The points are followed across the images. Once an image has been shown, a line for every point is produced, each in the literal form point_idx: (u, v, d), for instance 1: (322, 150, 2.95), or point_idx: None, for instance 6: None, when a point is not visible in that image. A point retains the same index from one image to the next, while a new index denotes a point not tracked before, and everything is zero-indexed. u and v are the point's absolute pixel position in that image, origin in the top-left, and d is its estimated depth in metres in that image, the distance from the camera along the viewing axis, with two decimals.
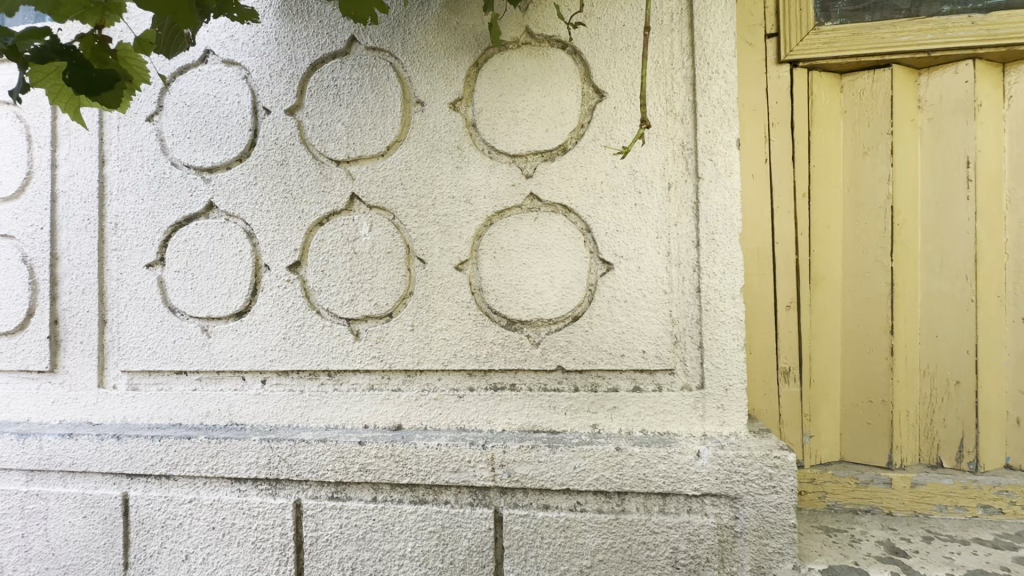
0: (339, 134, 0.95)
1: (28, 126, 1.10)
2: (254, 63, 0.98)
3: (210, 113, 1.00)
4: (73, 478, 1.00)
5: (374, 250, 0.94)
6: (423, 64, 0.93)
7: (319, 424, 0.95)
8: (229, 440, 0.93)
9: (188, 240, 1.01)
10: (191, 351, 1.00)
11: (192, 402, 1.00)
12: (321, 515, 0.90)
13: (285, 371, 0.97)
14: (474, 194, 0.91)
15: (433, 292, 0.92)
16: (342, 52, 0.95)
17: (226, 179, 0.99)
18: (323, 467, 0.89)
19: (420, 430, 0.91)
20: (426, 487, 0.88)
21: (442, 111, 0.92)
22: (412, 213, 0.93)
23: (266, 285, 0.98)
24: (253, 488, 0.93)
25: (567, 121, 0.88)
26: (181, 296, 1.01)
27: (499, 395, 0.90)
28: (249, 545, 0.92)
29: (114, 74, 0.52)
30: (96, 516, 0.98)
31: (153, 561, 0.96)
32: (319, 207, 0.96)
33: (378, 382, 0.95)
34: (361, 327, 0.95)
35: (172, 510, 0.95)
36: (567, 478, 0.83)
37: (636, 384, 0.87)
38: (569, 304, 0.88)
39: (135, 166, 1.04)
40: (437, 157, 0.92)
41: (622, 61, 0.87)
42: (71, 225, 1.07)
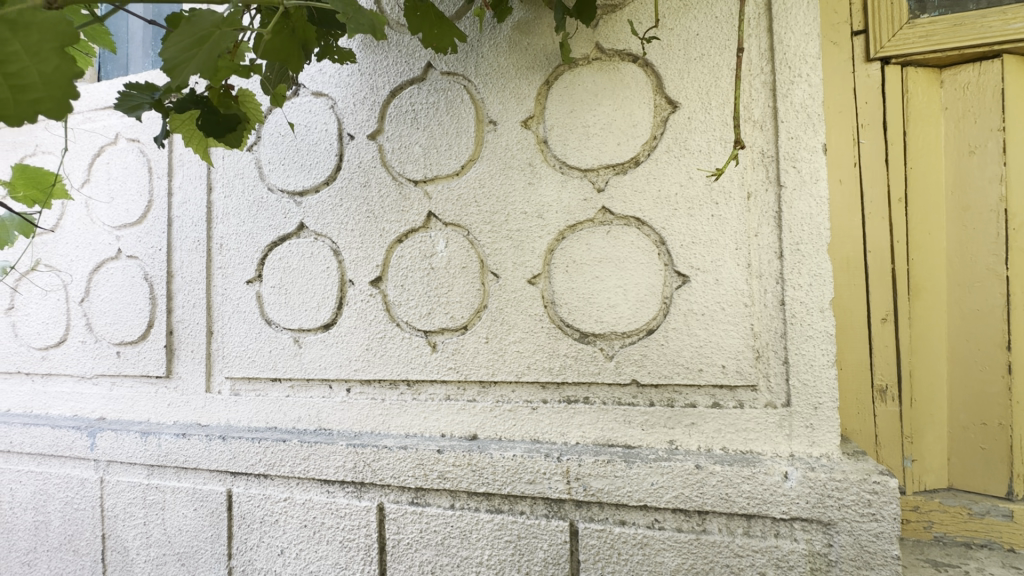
0: (417, 156, 1.00)
1: (149, 159, 1.24)
2: (340, 93, 1.06)
3: (301, 141, 1.09)
4: (186, 473, 1.12)
5: (450, 265, 0.98)
6: (496, 85, 0.96)
7: (399, 431, 1.00)
8: (320, 444, 1.00)
9: (283, 258, 1.10)
10: (285, 360, 1.09)
11: (285, 408, 1.09)
12: (402, 519, 0.94)
13: (368, 380, 1.03)
14: (546, 209, 0.92)
15: (507, 306, 0.94)
16: (419, 78, 1.01)
17: (315, 202, 1.08)
18: (404, 473, 0.94)
19: (495, 440, 0.93)
20: (502, 497, 0.90)
21: (514, 130, 0.95)
22: (486, 229, 0.96)
23: (351, 299, 1.04)
24: (340, 490, 1.00)
25: (639, 134, 0.88)
26: (277, 309, 1.10)
27: (573, 408, 0.90)
28: (337, 544, 0.98)
29: (237, 117, 0.59)
30: (205, 509, 1.09)
31: (253, 553, 1.05)
32: (399, 225, 1.01)
33: (455, 392, 0.98)
34: (438, 339, 0.99)
35: (269, 508, 1.04)
36: (645, 495, 0.81)
37: (715, 400, 0.85)
38: (644, 318, 0.87)
39: (237, 192, 1.15)
40: (510, 174, 0.94)
41: (696, 71, 0.86)
42: (184, 246, 1.19)
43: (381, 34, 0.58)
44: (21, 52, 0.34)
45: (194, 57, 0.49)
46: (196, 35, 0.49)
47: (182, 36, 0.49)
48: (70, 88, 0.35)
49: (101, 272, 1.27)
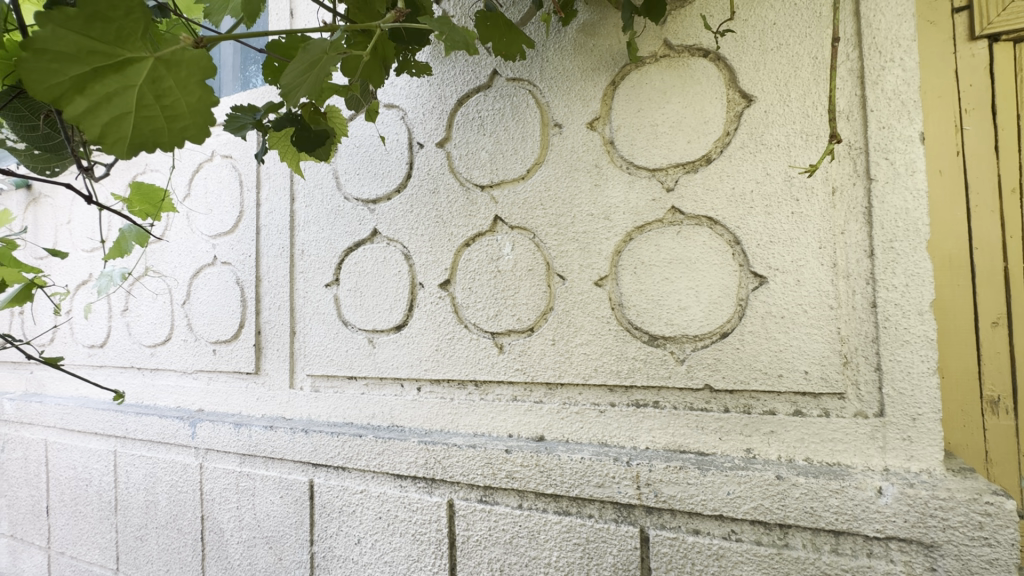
0: (483, 162, 1.02)
1: (239, 173, 1.36)
2: (411, 104, 1.11)
3: (374, 151, 1.15)
4: (273, 463, 1.20)
5: (517, 268, 0.99)
6: (561, 88, 0.96)
7: (467, 430, 1.03)
8: (393, 440, 1.04)
9: (358, 262, 1.16)
10: (360, 360, 1.15)
11: (361, 404, 1.15)
12: (472, 516, 0.97)
13: (438, 380, 1.07)
14: (613, 211, 0.91)
15: (573, 308, 0.94)
16: (485, 85, 1.03)
17: (387, 209, 1.13)
18: (473, 471, 0.96)
19: (563, 442, 0.94)
20: (571, 499, 0.90)
21: (580, 132, 0.94)
22: (552, 231, 0.96)
23: (421, 301, 1.08)
24: (412, 485, 1.04)
25: (711, 130, 0.85)
26: (353, 311, 1.16)
27: (642, 412, 0.89)
28: (410, 537, 1.02)
29: (326, 133, 0.63)
30: (290, 497, 1.17)
31: (332, 541, 1.11)
32: (467, 229, 1.04)
33: (521, 393, 0.99)
34: (505, 340, 1.00)
35: (347, 498, 1.10)
36: (720, 504, 0.79)
37: (798, 408, 0.80)
38: (717, 321, 0.84)
39: (317, 201, 1.23)
40: (576, 176, 0.94)
41: (773, 62, 0.82)
42: (270, 253, 1.29)
43: (473, 50, 0.60)
44: (170, 86, 0.42)
45: (303, 83, 0.48)
46: (311, 64, 0.47)
47: (296, 67, 0.47)
48: (208, 114, 0.44)
49: (201, 277, 1.40)
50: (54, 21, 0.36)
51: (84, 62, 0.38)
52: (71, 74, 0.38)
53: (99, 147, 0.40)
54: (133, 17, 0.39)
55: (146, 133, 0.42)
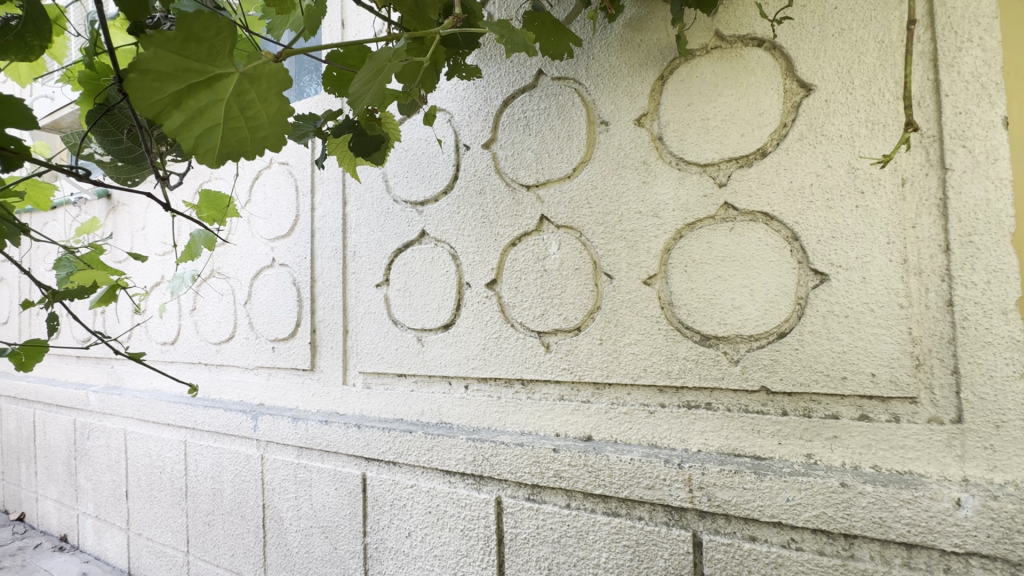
0: (529, 162, 1.03)
1: (295, 179, 1.42)
2: (457, 107, 1.13)
3: (422, 154, 1.18)
4: (328, 456, 1.26)
5: (563, 267, 0.99)
6: (607, 85, 0.95)
7: (514, 428, 1.03)
8: (442, 437, 1.07)
9: (407, 263, 1.20)
10: (410, 358, 1.18)
11: (410, 401, 1.18)
12: (519, 514, 0.97)
13: (485, 378, 1.08)
14: (663, 208, 0.89)
15: (621, 307, 0.93)
16: (530, 85, 1.03)
17: (435, 210, 1.15)
18: (520, 470, 0.97)
19: (611, 443, 0.93)
20: (620, 500, 0.89)
21: (627, 129, 0.93)
22: (600, 230, 0.95)
23: (468, 301, 1.10)
24: (460, 481, 1.05)
25: (767, 123, 0.82)
26: (403, 310, 1.20)
27: (694, 414, 0.87)
28: (459, 532, 1.04)
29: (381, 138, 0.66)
30: (344, 489, 1.21)
31: (384, 533, 1.15)
32: (513, 229, 1.05)
33: (568, 393, 0.99)
34: (551, 340, 1.00)
35: (398, 492, 1.13)
36: (779, 511, 0.76)
37: (863, 412, 0.76)
38: (775, 320, 0.81)
39: (368, 204, 1.27)
40: (623, 174, 0.93)
41: (834, 48, 0.78)
42: (324, 254, 1.35)
43: (530, 49, 0.60)
44: (254, 99, 0.44)
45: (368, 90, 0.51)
46: (377, 69, 0.49)
47: (365, 75, 0.49)
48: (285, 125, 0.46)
49: (261, 278, 1.48)
50: (154, 44, 0.39)
51: (179, 81, 0.41)
52: (169, 92, 0.41)
53: (193, 157, 0.44)
54: (222, 36, 0.40)
55: (232, 145, 0.45)
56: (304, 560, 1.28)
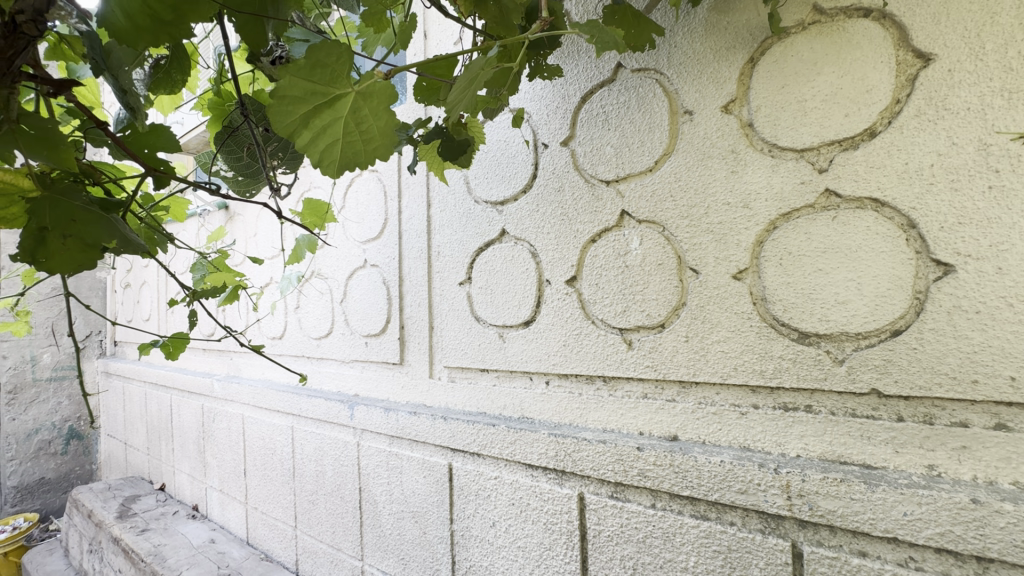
0: (609, 157, 1.01)
1: (384, 185, 1.52)
2: (535, 106, 1.14)
3: (501, 155, 1.20)
4: (417, 446, 1.33)
5: (645, 263, 0.97)
6: (690, 73, 0.91)
7: (596, 425, 1.03)
8: (524, 431, 1.09)
9: (488, 262, 1.23)
10: (492, 353, 1.22)
11: (493, 395, 1.21)
12: (603, 511, 0.97)
13: (566, 374, 1.08)
14: (754, 198, 0.84)
15: (708, 303, 0.89)
16: (609, 79, 1.02)
17: (515, 209, 1.18)
18: (603, 467, 0.97)
19: (699, 444, 0.90)
20: (709, 504, 0.86)
21: (713, 117, 0.89)
22: (684, 224, 0.92)
23: (549, 298, 1.11)
24: (542, 475, 1.07)
25: (875, 100, 0.75)
26: (485, 307, 1.23)
27: (792, 416, 0.81)
28: (542, 525, 1.06)
29: (468, 142, 0.68)
30: (432, 477, 1.28)
31: (470, 521, 1.20)
32: (593, 226, 1.04)
33: (652, 391, 0.97)
34: (634, 336, 0.98)
35: (483, 483, 1.17)
36: (894, 525, 0.70)
37: (1000, 421, 0.67)
38: (887, 316, 0.73)
39: (451, 206, 1.32)
40: (709, 164, 0.89)
41: (959, 10, 0.69)
42: (411, 254, 1.42)
43: (618, 46, 0.58)
44: (366, 114, 0.49)
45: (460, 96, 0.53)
46: (470, 79, 0.51)
47: (460, 85, 0.52)
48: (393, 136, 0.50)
49: (354, 278, 1.59)
50: (289, 72, 0.44)
51: (307, 103, 0.46)
52: (301, 113, 0.47)
53: (318, 169, 0.50)
54: (342, 61, 0.44)
55: (348, 156, 0.50)
56: (396, 542, 1.37)
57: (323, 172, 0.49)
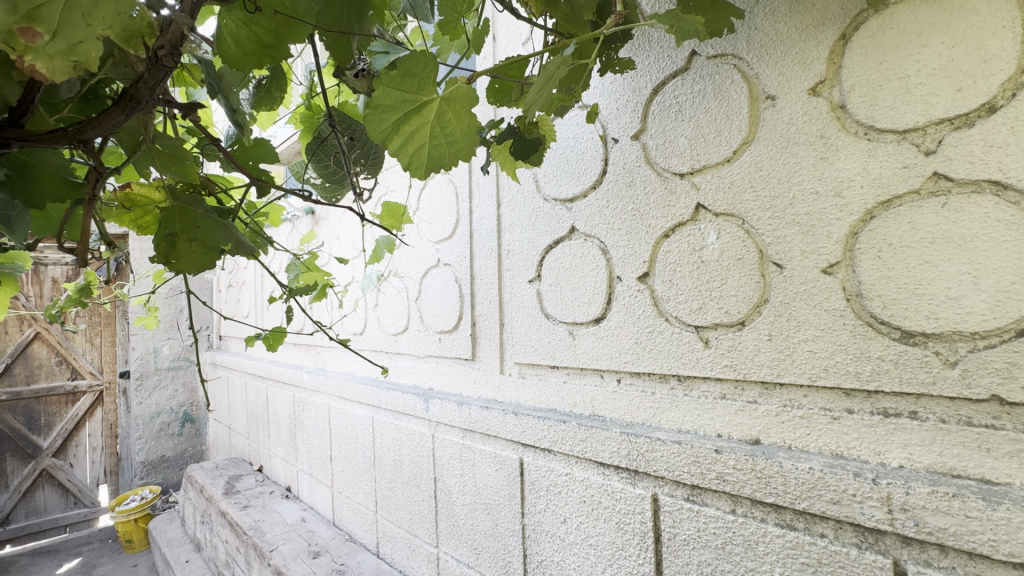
0: (683, 149, 0.98)
1: (456, 186, 1.57)
2: (605, 101, 1.13)
3: (571, 152, 1.20)
4: (488, 439, 1.36)
5: (723, 258, 0.92)
6: (773, 56, 0.86)
7: (670, 425, 1.00)
8: (595, 429, 1.08)
9: (558, 259, 1.23)
10: (562, 350, 1.22)
11: (563, 392, 1.22)
12: (678, 514, 0.94)
13: (638, 373, 1.06)
14: (847, 186, 0.78)
15: (794, 300, 0.84)
16: (682, 68, 0.98)
17: (584, 206, 1.17)
18: (678, 468, 0.94)
19: (785, 449, 0.85)
20: (797, 513, 0.81)
21: (799, 101, 0.83)
22: (766, 215, 0.87)
23: (620, 295, 1.09)
24: (614, 474, 1.06)
25: (995, 71, 0.66)
26: (555, 304, 1.24)
27: (893, 423, 0.75)
28: (614, 524, 1.05)
29: (539, 140, 0.68)
30: (504, 471, 1.31)
31: (541, 516, 1.21)
32: (666, 220, 1.01)
33: (731, 391, 0.93)
34: (711, 335, 0.94)
35: (554, 479, 1.18)
36: (1021, 550, 0.62)
37: None
38: (1010, 314, 0.65)
39: (520, 204, 1.34)
40: (795, 151, 0.83)
41: None
42: (482, 253, 1.46)
43: (698, 35, 0.56)
44: (451, 118, 0.51)
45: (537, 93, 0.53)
46: (547, 78, 0.51)
47: (536, 86, 0.52)
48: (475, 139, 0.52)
49: (429, 276, 1.66)
50: (383, 83, 0.47)
51: (398, 111, 0.49)
52: (392, 121, 0.50)
53: (407, 172, 0.53)
54: (429, 69, 0.47)
55: (432, 160, 0.53)
56: (469, 532, 1.42)
57: (411, 175, 0.53)
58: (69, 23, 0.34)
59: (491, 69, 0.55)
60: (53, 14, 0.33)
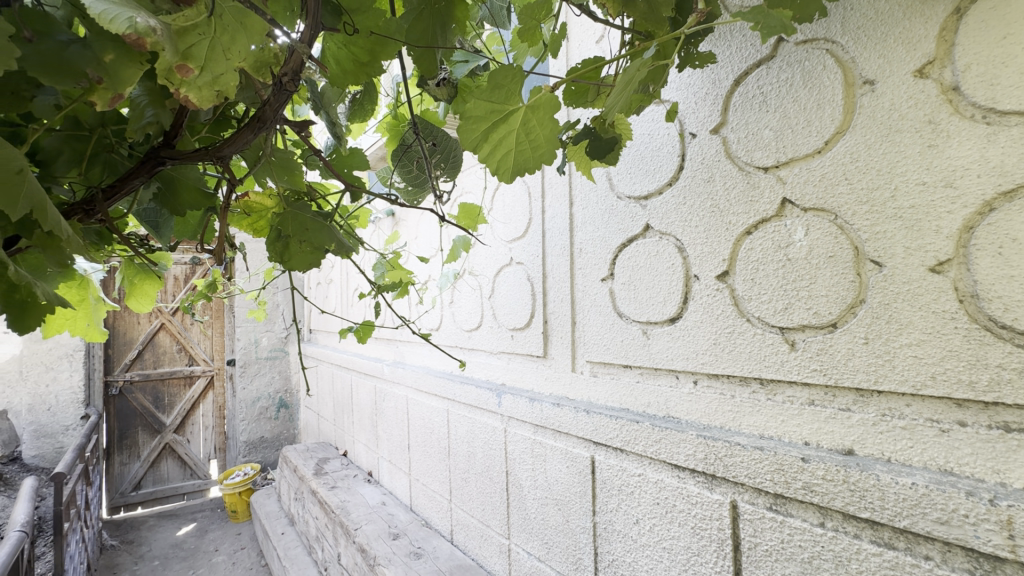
0: (767, 141, 0.93)
1: (529, 186, 1.59)
2: (682, 95, 1.10)
3: (646, 149, 1.19)
4: (560, 436, 1.38)
5: (812, 255, 0.87)
6: (872, 37, 0.80)
7: (751, 431, 0.96)
8: (670, 430, 1.06)
9: (632, 258, 1.22)
10: (635, 350, 1.20)
11: (637, 392, 1.20)
12: (760, 523, 0.91)
13: (716, 375, 1.03)
14: (960, 175, 0.71)
15: (896, 300, 0.77)
16: (767, 57, 0.93)
17: (659, 203, 1.15)
18: (760, 475, 0.90)
19: (883, 461, 0.78)
20: (896, 531, 0.75)
21: (903, 84, 0.76)
22: (863, 210, 0.81)
23: (697, 294, 1.06)
24: (690, 478, 1.03)
25: None
26: (628, 303, 1.23)
27: (1016, 440, 0.67)
28: (689, 529, 1.02)
29: (615, 141, 0.69)
30: (575, 468, 1.32)
31: (612, 515, 1.21)
32: (748, 217, 0.97)
33: (820, 398, 0.87)
34: (797, 337, 0.89)
35: (626, 479, 1.17)
36: None
37: None
38: None
39: (593, 203, 1.34)
40: (898, 140, 0.77)
41: None
42: (555, 252, 1.48)
43: (788, 31, 0.53)
44: (535, 125, 0.54)
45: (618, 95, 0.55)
46: (627, 82, 0.53)
47: (616, 89, 0.54)
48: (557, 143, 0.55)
49: (502, 275, 1.71)
50: (475, 96, 0.50)
51: (487, 121, 0.53)
52: (482, 130, 0.53)
53: (495, 177, 0.57)
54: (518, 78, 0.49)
55: (518, 165, 0.57)
56: (540, 526, 1.44)
57: (499, 179, 0.56)
58: (212, 58, 0.40)
59: (571, 77, 0.58)
60: (202, 52, 0.39)
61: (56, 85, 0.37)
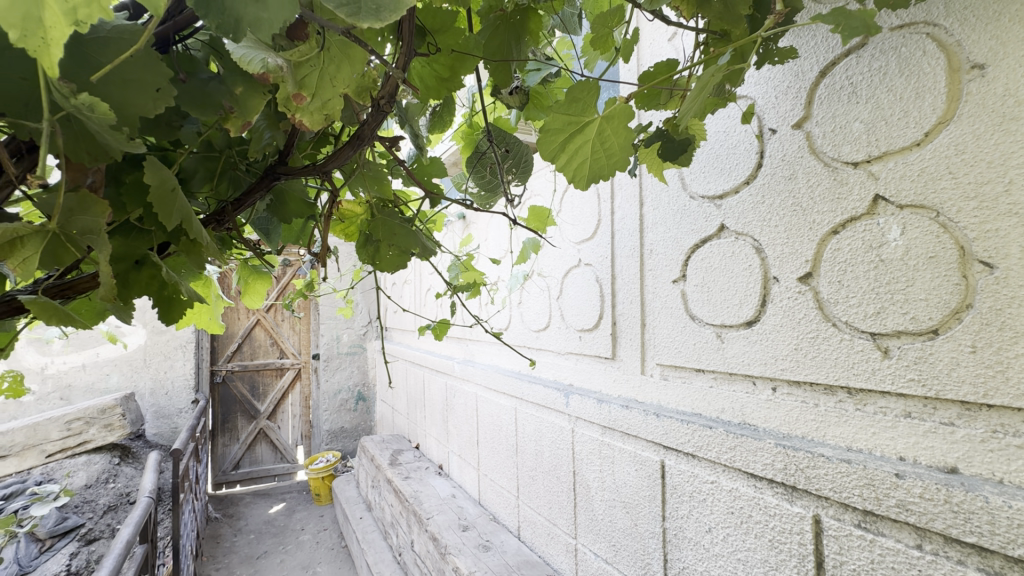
0: (857, 135, 0.88)
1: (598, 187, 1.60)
2: (761, 90, 1.06)
3: (721, 147, 1.15)
4: (628, 439, 1.37)
5: (909, 256, 0.81)
6: (982, 17, 0.73)
7: (837, 442, 0.91)
8: (746, 438, 1.03)
9: (705, 259, 1.19)
10: (708, 354, 1.17)
11: (710, 397, 1.17)
12: (846, 541, 0.85)
13: (797, 382, 0.98)
14: None
15: (1010, 306, 0.70)
16: (857, 45, 0.87)
17: (735, 203, 1.11)
18: (846, 489, 0.85)
19: (993, 482, 0.72)
20: (1009, 560, 0.68)
21: (1021, 66, 0.69)
22: (970, 206, 0.74)
23: (776, 297, 1.02)
24: (768, 488, 0.99)
25: None
26: (701, 306, 1.20)
27: None
28: (767, 541, 0.98)
29: (688, 142, 0.68)
30: (644, 471, 1.31)
31: (683, 522, 1.18)
32: (835, 215, 0.91)
33: (918, 410, 0.81)
34: (891, 344, 0.83)
35: (698, 485, 1.14)
36: None
37: None
38: None
39: (665, 203, 1.32)
40: (1013, 128, 0.70)
41: None
42: (624, 253, 1.47)
43: (874, 29, 0.51)
44: (610, 134, 0.55)
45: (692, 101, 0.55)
46: (701, 88, 0.53)
47: (690, 96, 0.54)
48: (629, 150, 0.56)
49: (571, 276, 1.72)
50: (551, 109, 0.53)
51: (563, 133, 0.55)
52: (558, 141, 0.56)
53: (571, 184, 0.60)
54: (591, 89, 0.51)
55: (594, 172, 0.58)
56: (608, 528, 1.44)
57: (576, 187, 0.59)
58: (322, 86, 0.46)
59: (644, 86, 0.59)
60: (313, 81, 0.45)
61: (202, 115, 0.44)
